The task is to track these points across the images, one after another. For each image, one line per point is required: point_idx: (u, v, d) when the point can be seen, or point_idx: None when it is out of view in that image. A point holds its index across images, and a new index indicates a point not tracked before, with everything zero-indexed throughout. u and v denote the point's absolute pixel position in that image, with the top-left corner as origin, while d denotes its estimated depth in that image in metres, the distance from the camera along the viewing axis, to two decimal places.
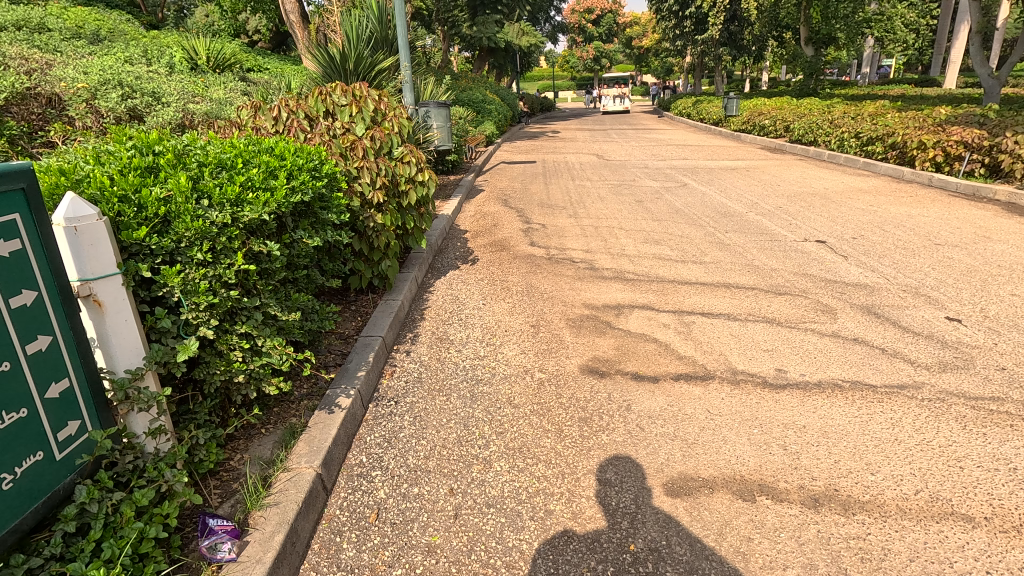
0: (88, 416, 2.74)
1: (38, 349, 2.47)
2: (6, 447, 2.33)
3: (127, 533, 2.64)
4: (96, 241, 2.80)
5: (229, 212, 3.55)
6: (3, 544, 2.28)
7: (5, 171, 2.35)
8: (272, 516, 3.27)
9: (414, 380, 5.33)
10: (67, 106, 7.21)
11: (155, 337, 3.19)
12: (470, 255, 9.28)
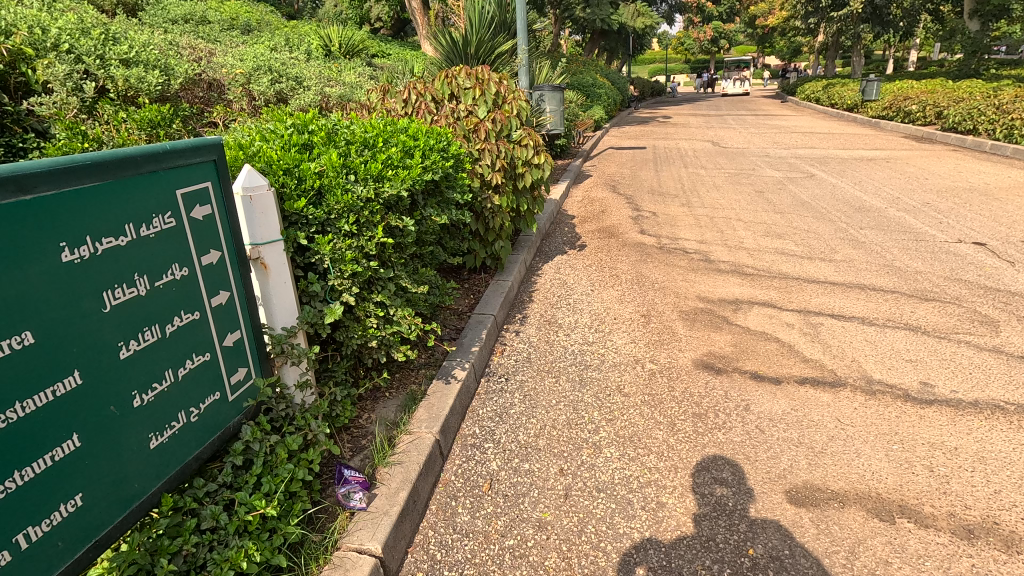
0: (253, 365, 3.09)
1: (219, 302, 2.81)
2: (194, 385, 2.68)
3: (281, 472, 2.95)
4: (265, 210, 3.12)
5: (372, 187, 3.81)
6: (190, 468, 2.64)
7: (202, 144, 2.68)
8: (397, 474, 3.50)
9: (524, 360, 5.42)
10: (227, 90, 8.02)
11: (306, 299, 3.52)
12: (578, 241, 9.22)
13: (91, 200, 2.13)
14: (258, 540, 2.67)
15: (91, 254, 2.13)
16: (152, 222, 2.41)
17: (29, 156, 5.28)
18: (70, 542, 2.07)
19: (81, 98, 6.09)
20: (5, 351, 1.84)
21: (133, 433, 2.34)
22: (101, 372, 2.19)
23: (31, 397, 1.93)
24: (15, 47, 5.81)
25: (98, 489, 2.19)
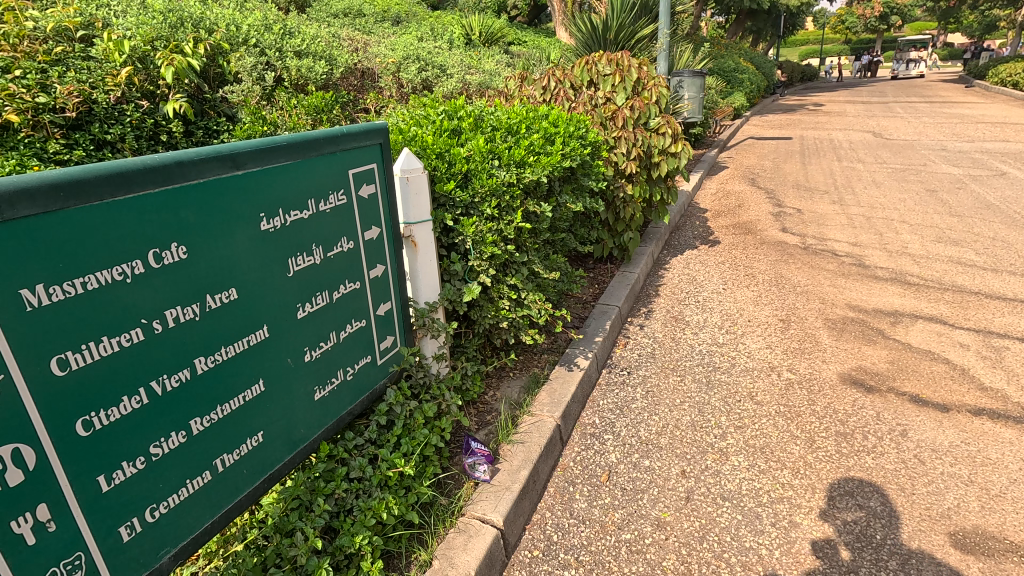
0: (399, 335, 3.35)
1: (375, 275, 3.07)
2: (351, 347, 2.96)
3: (418, 436, 3.17)
4: (419, 191, 3.34)
5: (514, 172, 3.94)
6: (343, 422, 2.93)
7: (371, 128, 2.93)
8: (519, 453, 3.61)
9: (648, 355, 5.28)
10: (380, 78, 8.60)
11: (447, 277, 3.72)
12: (711, 236, 8.74)
13: (285, 176, 2.43)
14: (397, 495, 2.90)
15: (281, 224, 2.43)
16: (328, 198, 2.69)
17: (221, 138, 6.10)
18: (253, 472, 2.41)
19: (263, 87, 6.86)
20: (217, 303, 2.17)
21: (303, 384, 2.65)
22: (283, 328, 2.49)
23: (232, 344, 2.25)
24: (215, 42, 6.73)
25: (274, 430, 2.51)
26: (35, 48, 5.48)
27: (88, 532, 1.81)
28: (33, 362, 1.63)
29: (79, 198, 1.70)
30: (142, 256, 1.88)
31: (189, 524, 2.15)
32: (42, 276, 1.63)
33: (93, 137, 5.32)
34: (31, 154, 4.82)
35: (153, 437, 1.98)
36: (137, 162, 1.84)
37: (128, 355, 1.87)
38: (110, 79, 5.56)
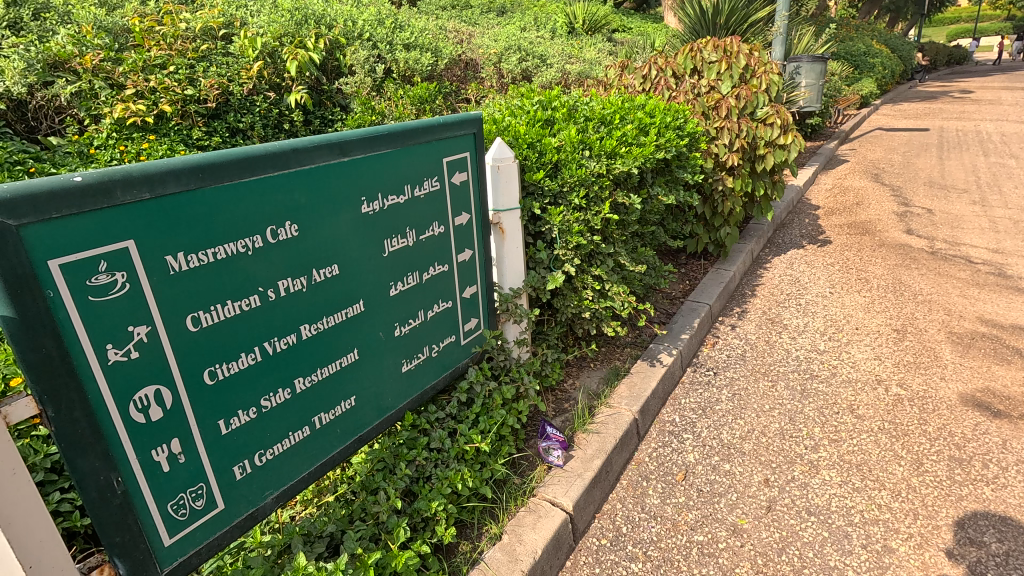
0: (482, 318, 3.49)
1: (462, 259, 3.23)
2: (437, 326, 3.14)
3: (495, 415, 3.30)
4: (509, 180, 3.44)
5: (605, 163, 3.93)
6: (427, 395, 3.12)
7: (466, 119, 3.07)
8: (593, 442, 3.64)
9: (738, 356, 5.05)
10: (482, 69, 8.80)
11: (532, 265, 3.81)
12: (821, 235, 8.10)
13: (385, 163, 2.62)
14: (472, 469, 3.05)
15: (380, 207, 2.63)
16: (423, 184, 2.86)
17: (335, 127, 6.59)
18: (345, 433, 2.65)
19: (373, 78, 7.22)
20: (321, 277, 2.40)
21: (392, 357, 2.86)
22: (377, 303, 2.71)
23: (333, 315, 2.49)
24: (334, 38, 7.25)
25: (365, 396, 2.74)
26: (186, 46, 6.23)
27: (209, 468, 2.10)
28: (174, 317, 1.92)
29: (214, 179, 1.96)
30: (261, 232, 2.13)
31: (290, 472, 2.42)
32: (183, 245, 1.91)
33: (229, 126, 5.97)
34: (179, 139, 5.50)
35: (264, 392, 2.25)
36: (261, 148, 2.09)
37: (246, 318, 2.14)
38: (244, 73, 6.20)
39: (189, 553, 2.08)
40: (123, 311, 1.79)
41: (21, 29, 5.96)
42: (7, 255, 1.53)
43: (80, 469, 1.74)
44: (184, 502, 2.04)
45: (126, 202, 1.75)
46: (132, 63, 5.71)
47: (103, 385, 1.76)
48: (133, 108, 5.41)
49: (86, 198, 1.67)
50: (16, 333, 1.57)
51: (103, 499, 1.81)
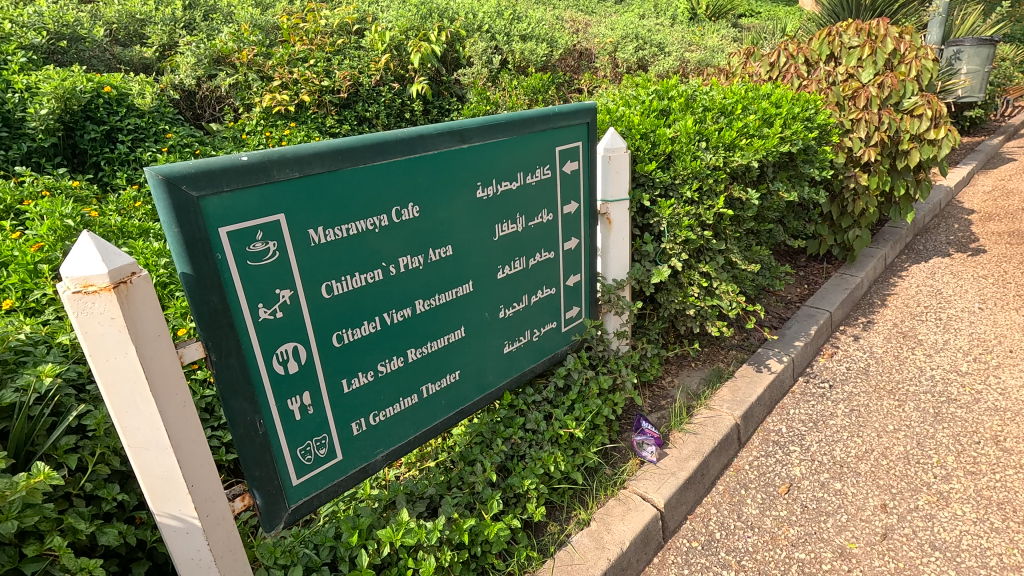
0: (584, 307, 3.52)
1: (568, 247, 3.27)
2: (540, 311, 3.21)
3: (591, 404, 3.31)
4: (619, 170, 3.41)
5: (722, 155, 3.77)
6: (526, 377, 3.22)
7: (581, 108, 3.10)
8: (689, 443, 3.54)
9: (860, 370, 4.63)
10: (597, 58, 8.69)
11: (637, 257, 3.76)
12: (973, 243, 7.14)
13: (502, 150, 2.73)
14: (564, 454, 3.11)
15: (493, 193, 2.74)
16: (535, 172, 2.94)
17: (451, 117, 6.87)
18: (448, 404, 2.81)
19: (489, 69, 7.41)
20: (437, 256, 2.56)
21: (496, 337, 2.98)
22: (485, 285, 2.84)
23: (445, 292, 2.65)
24: (455, 30, 7.53)
25: (469, 372, 2.89)
26: (324, 41, 6.79)
27: (332, 421, 2.34)
28: (312, 284, 2.15)
29: (351, 162, 2.17)
30: (387, 211, 2.32)
31: (399, 435, 2.62)
32: (322, 220, 2.13)
33: (357, 114, 6.44)
34: (314, 127, 6.03)
35: (380, 358, 2.46)
36: (392, 134, 2.28)
37: (370, 290, 2.34)
38: (373, 65, 6.65)
39: (311, 495, 2.34)
40: (272, 276, 2.04)
41: (193, 29, 6.81)
42: (189, 221, 1.81)
43: (232, 409, 2.02)
44: (309, 449, 2.30)
45: (280, 179, 2.00)
46: (279, 57, 6.33)
47: (255, 337, 2.03)
48: (278, 98, 6.01)
49: (250, 175, 1.92)
50: (192, 288, 1.86)
51: (248, 437, 2.09)
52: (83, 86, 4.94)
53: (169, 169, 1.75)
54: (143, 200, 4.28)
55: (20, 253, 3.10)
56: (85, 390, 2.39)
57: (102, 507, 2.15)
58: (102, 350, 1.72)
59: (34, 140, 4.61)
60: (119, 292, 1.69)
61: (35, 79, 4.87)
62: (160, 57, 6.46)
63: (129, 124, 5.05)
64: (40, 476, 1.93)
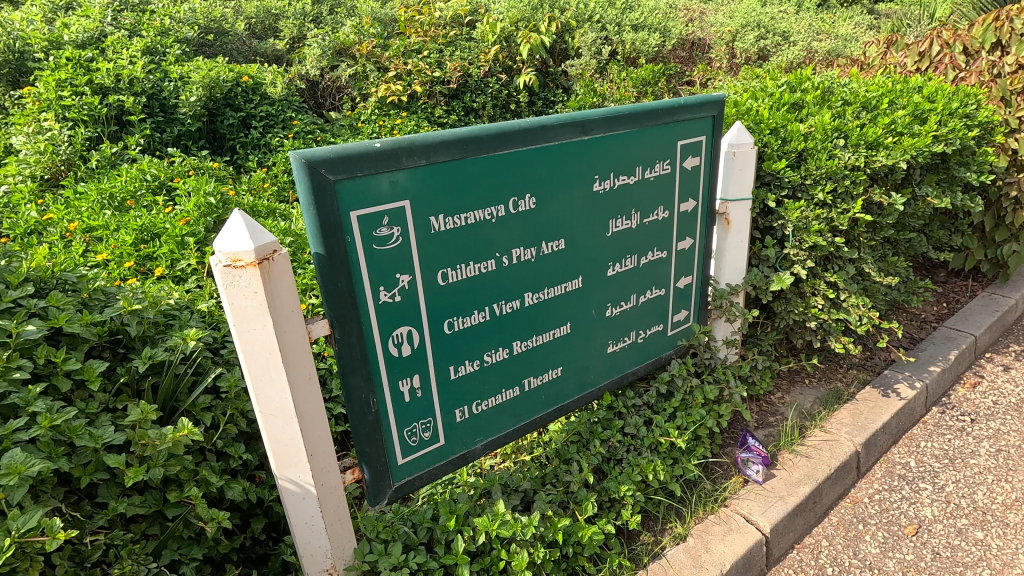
0: (693, 311, 3.34)
1: (682, 247, 3.12)
2: (648, 312, 3.08)
3: (694, 414, 3.13)
4: (744, 167, 3.19)
5: (863, 154, 3.44)
6: (628, 379, 3.11)
7: (706, 101, 2.95)
8: (800, 466, 3.26)
9: (1011, 405, 4.04)
10: (712, 49, 8.22)
11: (755, 262, 3.53)
12: None
13: (621, 144, 2.65)
14: (663, 463, 2.97)
15: (610, 187, 2.67)
16: (654, 166, 2.82)
17: (556, 109, 6.79)
18: (549, 400, 2.78)
19: (598, 60, 7.23)
20: (549, 249, 2.53)
21: (601, 336, 2.90)
22: (594, 281, 2.76)
23: (553, 286, 2.61)
24: (565, 20, 7.41)
25: (571, 369, 2.83)
26: (438, 32, 6.95)
27: (438, 406, 2.38)
28: (429, 270, 2.19)
29: (475, 151, 2.18)
30: (504, 202, 2.32)
31: (499, 426, 2.62)
32: (444, 208, 2.16)
33: (464, 105, 6.55)
34: (424, 116, 6.18)
35: (488, 348, 2.47)
36: (515, 124, 2.27)
37: (483, 279, 2.35)
38: (483, 57, 6.73)
39: (414, 476, 2.39)
40: (394, 260, 2.10)
41: (319, 22, 7.22)
42: (325, 203, 1.89)
43: (350, 385, 2.11)
44: (415, 431, 2.35)
45: (408, 167, 2.04)
46: (395, 48, 6.55)
47: (375, 318, 2.10)
48: (393, 88, 6.22)
49: (382, 161, 1.98)
50: (323, 267, 1.95)
51: (362, 413, 2.17)
52: (226, 76, 5.38)
53: (311, 153, 1.84)
54: (270, 182, 4.60)
55: (170, 225, 3.42)
56: (220, 354, 2.59)
57: (229, 464, 2.32)
58: (245, 321, 1.85)
59: (183, 124, 5.09)
60: (263, 267, 1.81)
61: (186, 68, 5.36)
62: (290, 49, 6.91)
63: (262, 111, 5.44)
64: (183, 431, 2.11)
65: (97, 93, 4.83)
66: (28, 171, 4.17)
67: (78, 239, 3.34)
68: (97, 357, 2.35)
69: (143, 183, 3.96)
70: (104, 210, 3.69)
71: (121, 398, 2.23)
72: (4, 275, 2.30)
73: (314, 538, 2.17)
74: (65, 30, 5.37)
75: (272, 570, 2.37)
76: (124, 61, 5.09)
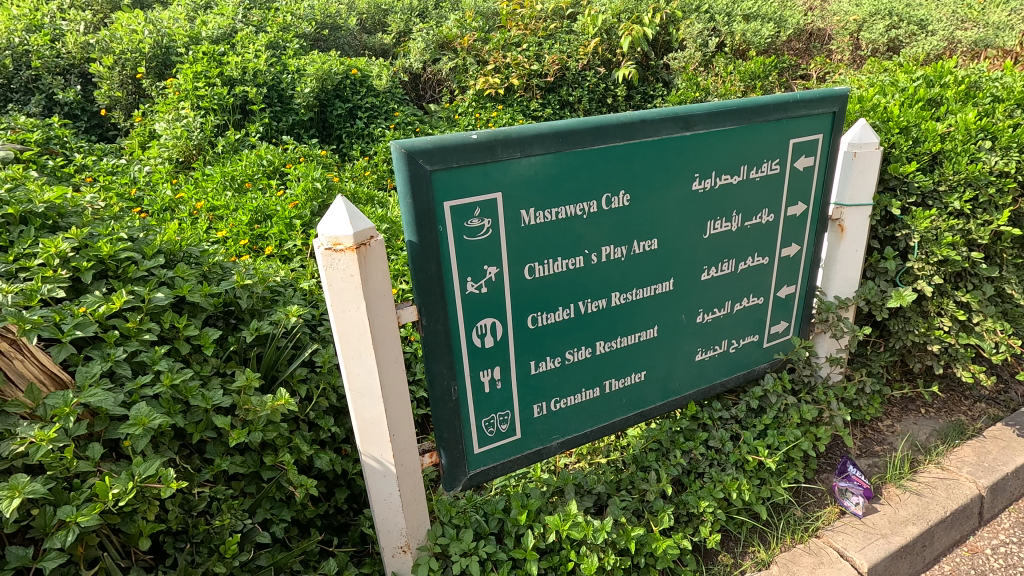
0: (794, 323, 3.09)
1: (787, 253, 2.90)
2: (743, 320, 2.90)
3: (787, 434, 2.91)
4: (865, 170, 2.92)
5: (1013, 159, 3.07)
6: (716, 390, 2.95)
7: (826, 96, 2.71)
8: (909, 504, 2.94)
9: None
10: (833, 39, 7.55)
11: (871, 274, 3.24)
12: None
13: (727, 142, 2.50)
14: (749, 482, 2.79)
15: (710, 186, 2.53)
16: (762, 166, 2.64)
17: (655, 103, 6.55)
18: (629, 404, 2.69)
19: (703, 52, 6.86)
20: (640, 249, 2.44)
21: (690, 343, 2.76)
22: (686, 285, 2.63)
23: (643, 287, 2.52)
24: (671, 11, 7.10)
25: (655, 374, 2.72)
26: (538, 25, 6.93)
27: (516, 399, 2.38)
28: (516, 264, 2.18)
29: (570, 145, 2.15)
30: (597, 198, 2.27)
31: (576, 426, 2.58)
32: (535, 202, 2.15)
33: (560, 99, 6.48)
34: (519, 109, 6.19)
35: (570, 345, 2.43)
36: (614, 118, 2.21)
37: (570, 276, 2.32)
38: (582, 50, 6.64)
39: (488, 466, 2.41)
40: (483, 252, 2.11)
41: (425, 17, 7.45)
42: (421, 193, 1.94)
43: (433, 371, 2.16)
44: (493, 422, 2.36)
45: (503, 159, 2.04)
46: (496, 42, 6.61)
47: (461, 308, 2.14)
48: (490, 81, 6.28)
49: (478, 152, 1.99)
50: (415, 255, 2.00)
51: (443, 400, 2.21)
52: (337, 69, 5.70)
53: (411, 143, 1.89)
54: (371, 170, 4.81)
55: (280, 208, 3.68)
56: (317, 331, 2.75)
57: (319, 435, 2.46)
58: (341, 302, 1.94)
59: (297, 114, 5.45)
60: (360, 252, 1.89)
61: (303, 62, 5.73)
62: (396, 43, 7.18)
63: (367, 103, 5.71)
64: (281, 400, 2.26)
65: (226, 85, 5.28)
66: (166, 154, 4.65)
67: (203, 217, 3.68)
68: (212, 326, 2.57)
69: (259, 168, 4.28)
70: (226, 191, 4.03)
71: (230, 365, 2.43)
72: (141, 246, 2.57)
73: (391, 515, 2.25)
74: (203, 28, 5.92)
75: (351, 540, 2.50)
76: (250, 55, 5.53)
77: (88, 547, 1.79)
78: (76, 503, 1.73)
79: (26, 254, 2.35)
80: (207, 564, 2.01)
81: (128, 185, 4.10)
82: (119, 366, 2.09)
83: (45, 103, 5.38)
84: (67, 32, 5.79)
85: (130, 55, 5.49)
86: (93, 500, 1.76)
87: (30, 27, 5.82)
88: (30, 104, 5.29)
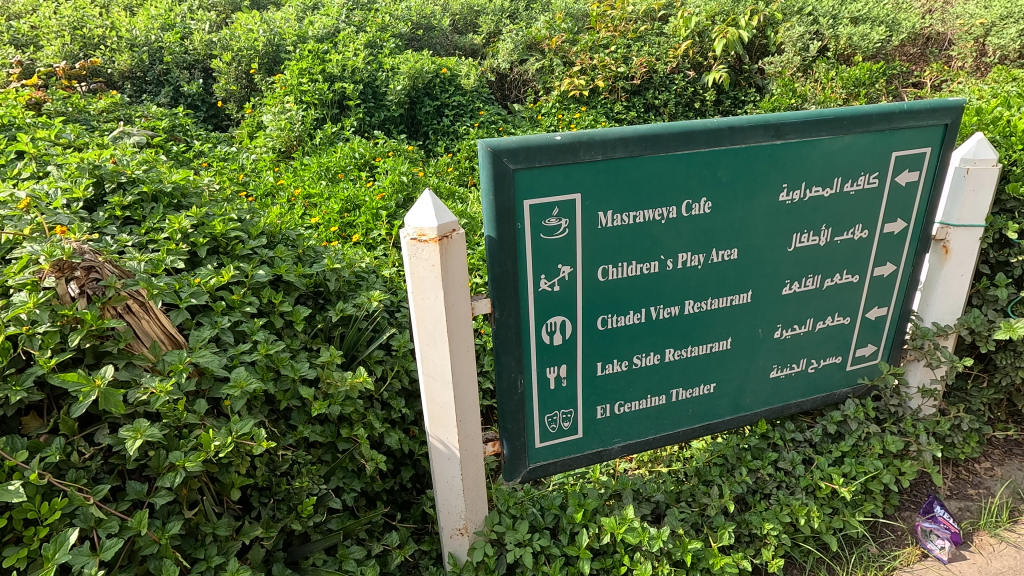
0: (883, 348, 2.90)
1: (881, 273, 2.73)
2: (825, 340, 2.76)
3: (867, 464, 2.74)
4: (979, 188, 2.71)
5: None
6: (790, 411, 2.82)
7: (939, 107, 2.53)
8: (1005, 556, 2.68)
9: None
10: (954, 45, 6.90)
11: (977, 302, 3.03)
12: None
13: (821, 152, 2.40)
14: (820, 510, 2.66)
15: (800, 198, 2.43)
16: (858, 179, 2.50)
17: (746, 109, 6.31)
18: (696, 415, 2.64)
19: (803, 57, 6.51)
20: (719, 258, 2.40)
21: (765, 358, 2.67)
22: (766, 298, 2.55)
23: (719, 298, 2.47)
24: (771, 13, 6.76)
25: (726, 387, 2.66)
26: (629, 27, 6.87)
27: (581, 399, 2.41)
28: (590, 264, 2.21)
29: (654, 149, 2.15)
30: (677, 204, 2.25)
31: (640, 431, 2.57)
32: (614, 204, 2.17)
33: (645, 102, 6.38)
34: (603, 112, 6.13)
35: (639, 350, 2.42)
36: (701, 124, 2.19)
37: (644, 281, 2.32)
38: (672, 52, 6.50)
39: (548, 462, 2.46)
40: (559, 251, 2.16)
41: (515, 18, 7.58)
42: (503, 191, 2.01)
43: (502, 363, 2.23)
44: (556, 419, 2.40)
45: (585, 161, 2.07)
46: (584, 43, 6.61)
47: (533, 305, 2.19)
48: (576, 83, 6.28)
49: (561, 154, 2.04)
50: (493, 250, 2.08)
51: (509, 391, 2.28)
52: (428, 68, 5.94)
53: (497, 143, 1.96)
54: (454, 167, 4.97)
55: (369, 199, 3.91)
56: (395, 317, 2.91)
57: (391, 414, 2.61)
58: (421, 290, 2.05)
59: (388, 110, 5.72)
60: (442, 244, 2.00)
61: (397, 60, 6.00)
62: (486, 43, 7.36)
63: (454, 101, 5.91)
64: (360, 378, 2.42)
65: (327, 81, 5.63)
66: (271, 143, 5.01)
67: (300, 204, 3.97)
68: (303, 304, 2.79)
69: (352, 160, 4.55)
70: (321, 180, 4.32)
71: (316, 341, 2.63)
72: (248, 227, 2.84)
73: (452, 498, 2.34)
74: (310, 27, 6.36)
75: (413, 517, 2.63)
76: (350, 54, 5.85)
77: (190, 490, 2.01)
78: (183, 450, 1.95)
79: (154, 229, 2.67)
80: (286, 520, 2.21)
81: (237, 172, 4.50)
82: (224, 333, 2.34)
83: (172, 94, 5.95)
84: (195, 31, 6.39)
85: (246, 53, 6.01)
86: (197, 449, 1.98)
87: (164, 26, 6.49)
88: (161, 95, 5.88)
